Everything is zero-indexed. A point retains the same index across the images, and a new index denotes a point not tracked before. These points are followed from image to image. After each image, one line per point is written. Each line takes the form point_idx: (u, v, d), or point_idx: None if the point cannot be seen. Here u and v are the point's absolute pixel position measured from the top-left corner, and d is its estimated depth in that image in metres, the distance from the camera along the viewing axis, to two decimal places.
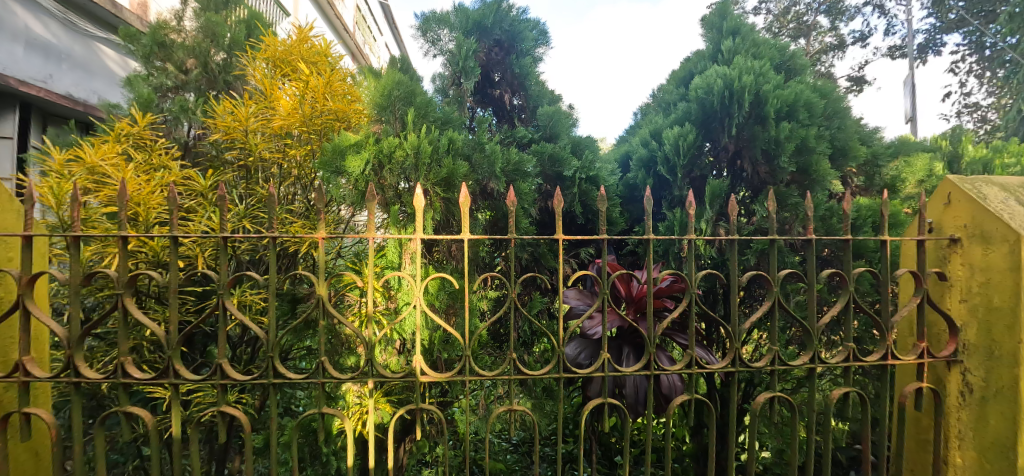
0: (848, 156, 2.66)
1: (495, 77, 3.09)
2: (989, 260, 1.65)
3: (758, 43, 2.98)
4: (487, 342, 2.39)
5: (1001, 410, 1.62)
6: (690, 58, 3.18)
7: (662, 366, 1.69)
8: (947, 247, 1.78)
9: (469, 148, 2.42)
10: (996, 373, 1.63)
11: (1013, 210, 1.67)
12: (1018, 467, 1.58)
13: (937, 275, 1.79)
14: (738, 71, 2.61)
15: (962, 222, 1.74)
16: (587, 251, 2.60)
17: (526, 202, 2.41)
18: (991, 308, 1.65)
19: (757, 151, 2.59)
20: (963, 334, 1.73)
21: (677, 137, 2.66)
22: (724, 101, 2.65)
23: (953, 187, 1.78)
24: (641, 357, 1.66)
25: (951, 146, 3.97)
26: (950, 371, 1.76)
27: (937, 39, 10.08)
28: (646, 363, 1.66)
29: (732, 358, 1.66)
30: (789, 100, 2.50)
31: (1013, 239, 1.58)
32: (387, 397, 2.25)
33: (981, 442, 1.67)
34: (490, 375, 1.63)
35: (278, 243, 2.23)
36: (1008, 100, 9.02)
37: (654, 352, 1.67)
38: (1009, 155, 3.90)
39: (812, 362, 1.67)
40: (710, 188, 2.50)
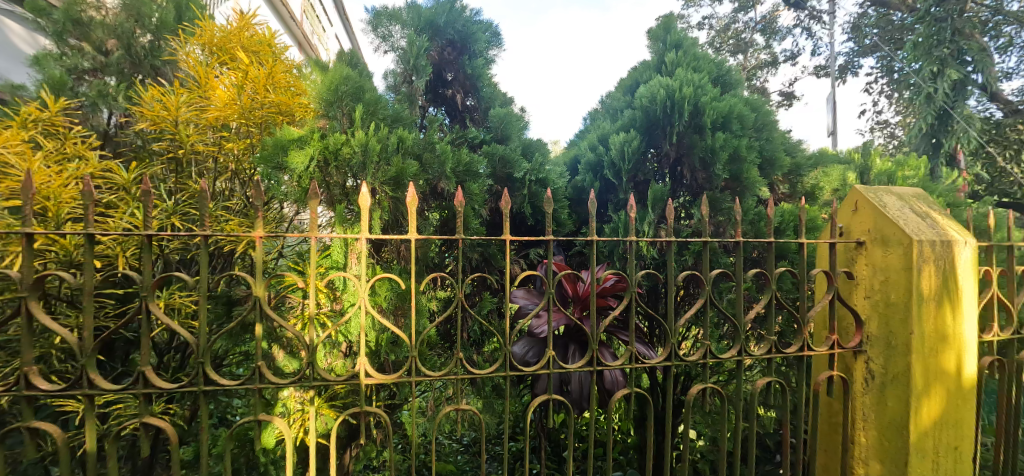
0: (774, 166, 2.88)
1: (448, 77, 3.08)
2: (887, 261, 1.86)
3: (698, 57, 3.17)
4: (436, 343, 2.38)
5: (897, 394, 1.83)
6: (636, 68, 3.32)
7: (603, 362, 1.75)
8: (854, 250, 1.99)
9: (420, 147, 2.39)
10: (893, 361, 1.84)
11: (907, 216, 1.89)
12: (910, 444, 1.78)
13: (846, 274, 1.99)
14: (679, 83, 2.76)
15: (866, 227, 1.94)
16: (536, 251, 2.65)
17: (476, 202, 2.42)
18: (889, 303, 1.86)
19: (695, 158, 2.76)
20: (867, 327, 1.93)
21: (622, 143, 2.77)
22: (666, 110, 2.80)
23: (859, 196, 1.98)
24: (584, 354, 1.72)
25: (863, 159, 4.40)
26: (857, 361, 1.96)
27: (854, 62, 11.14)
28: (588, 360, 1.72)
29: (668, 353, 1.75)
30: (724, 112, 2.68)
31: (907, 243, 1.79)
32: (331, 402, 2.20)
33: (880, 422, 1.88)
34: (437, 375, 1.60)
35: (212, 242, 2.11)
36: (911, 119, 10.13)
37: (597, 348, 1.72)
38: (909, 168, 4.40)
39: (740, 355, 1.80)
40: (652, 193, 2.63)
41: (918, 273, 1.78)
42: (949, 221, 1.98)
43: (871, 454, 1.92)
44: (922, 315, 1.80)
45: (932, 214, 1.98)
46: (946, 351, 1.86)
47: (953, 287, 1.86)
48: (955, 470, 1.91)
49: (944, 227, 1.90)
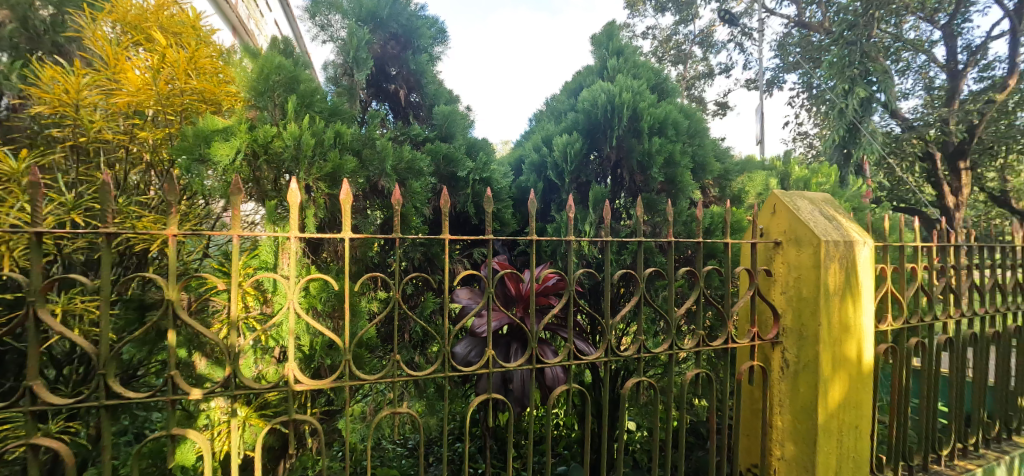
0: (706, 170, 3.05)
1: (391, 71, 2.99)
2: (800, 259, 2.02)
3: (638, 65, 3.29)
4: (376, 346, 2.31)
5: (807, 381, 1.99)
6: (580, 72, 3.41)
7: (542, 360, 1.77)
8: (772, 249, 2.15)
9: (359, 143, 2.30)
10: (804, 350, 2.01)
11: (817, 218, 2.07)
12: (818, 426, 1.96)
13: (765, 272, 2.15)
14: (619, 88, 2.86)
15: (782, 228, 2.11)
16: (480, 251, 2.64)
17: (419, 201, 2.37)
18: (801, 298, 2.02)
19: (634, 162, 2.86)
20: (783, 320, 2.10)
21: (565, 144, 2.83)
22: (607, 114, 2.89)
23: (777, 200, 2.15)
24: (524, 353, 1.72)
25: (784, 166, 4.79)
26: (774, 351, 2.13)
27: (779, 77, 12.12)
28: (528, 358, 1.72)
29: (605, 349, 1.81)
30: (660, 118, 2.80)
31: (815, 243, 1.96)
32: (262, 411, 2.08)
33: (794, 407, 2.05)
34: (373, 379, 1.52)
35: (121, 240, 1.92)
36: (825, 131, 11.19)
37: (537, 346, 1.74)
38: (823, 175, 4.84)
39: (671, 349, 1.89)
40: (593, 194, 2.70)
41: (825, 270, 1.95)
42: (852, 223, 2.19)
43: (786, 436, 2.09)
44: (828, 309, 1.97)
45: (838, 217, 2.18)
46: (848, 341, 2.05)
47: (854, 283, 2.05)
48: (855, 447, 2.11)
49: (847, 229, 2.10)
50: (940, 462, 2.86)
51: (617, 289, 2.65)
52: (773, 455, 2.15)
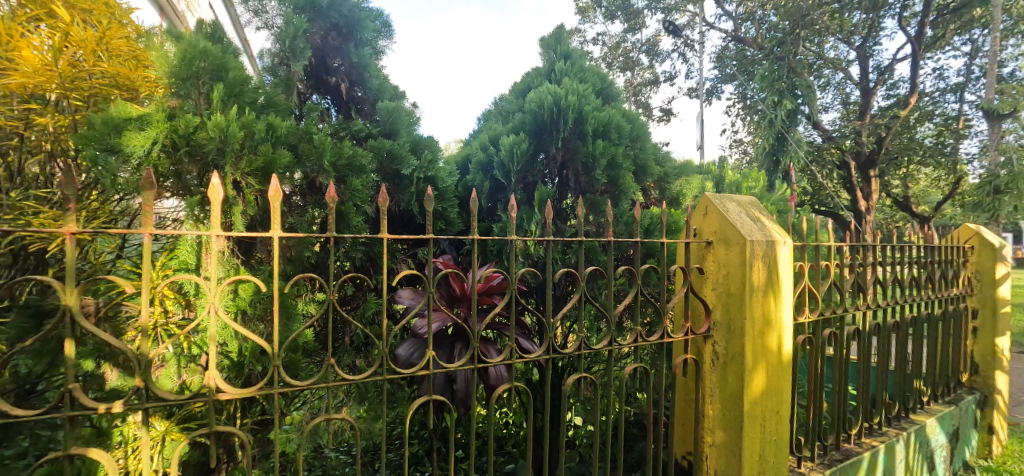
0: (646, 173, 3.16)
1: (333, 63, 2.86)
2: (729, 258, 2.15)
3: (584, 69, 3.37)
4: (313, 350, 2.20)
5: (734, 372, 2.13)
6: (528, 74, 3.44)
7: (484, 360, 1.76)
8: (704, 248, 2.28)
9: (295, 137, 2.18)
10: (731, 343, 2.15)
11: (743, 220, 2.21)
12: (744, 413, 2.09)
13: (698, 270, 2.27)
14: (565, 91, 2.92)
15: (713, 229, 2.24)
16: (425, 251, 2.59)
17: (360, 199, 2.28)
18: (729, 294, 2.16)
19: (578, 163, 2.91)
20: (713, 315, 2.23)
21: (512, 144, 2.84)
22: (553, 116, 2.93)
23: (708, 201, 2.28)
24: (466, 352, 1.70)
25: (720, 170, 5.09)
26: (705, 344, 2.25)
27: (717, 87, 12.90)
28: (470, 358, 1.71)
29: (547, 347, 1.83)
30: (604, 121, 2.87)
31: (742, 242, 2.09)
32: (185, 424, 1.93)
33: (723, 396, 2.18)
34: (304, 385, 1.41)
35: (16, 240, 1.72)
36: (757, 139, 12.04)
37: (479, 346, 1.72)
38: (753, 180, 5.20)
39: (610, 345, 1.95)
40: (539, 194, 2.72)
41: (750, 267, 2.09)
42: (774, 225, 2.36)
43: (716, 424, 2.22)
44: (753, 304, 2.11)
45: (761, 218, 2.34)
46: (770, 333, 2.21)
47: (775, 280, 2.21)
48: (777, 432, 2.28)
49: (769, 230, 2.26)
50: (850, 442, 3.15)
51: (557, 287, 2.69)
52: (704, 442, 2.28)
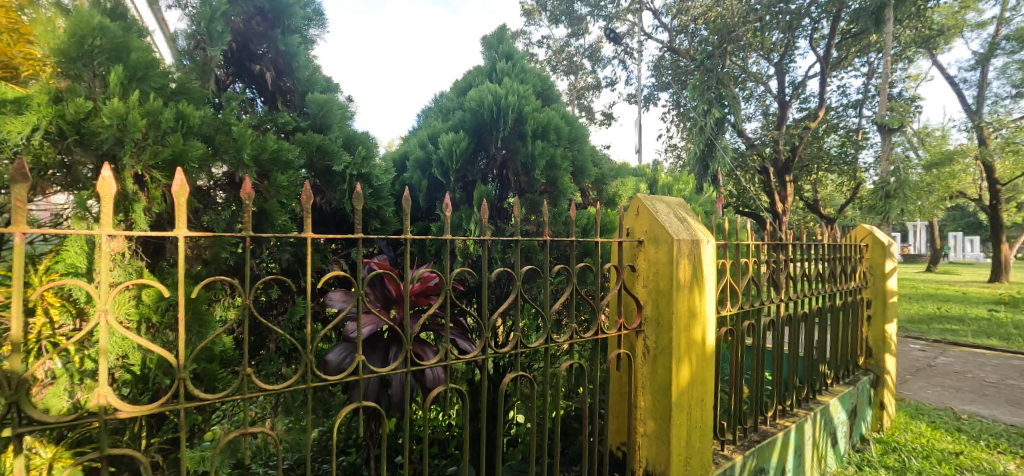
0: (584, 174, 3.20)
1: (258, 51, 2.64)
2: (658, 256, 2.25)
3: (525, 70, 3.39)
4: (233, 360, 2.03)
5: (663, 365, 2.23)
6: (470, 72, 3.40)
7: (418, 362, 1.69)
8: (636, 247, 2.37)
9: (211, 127, 1.99)
10: (661, 337, 2.25)
11: (671, 220, 2.32)
12: (672, 403, 2.20)
13: (630, 268, 2.36)
14: (505, 91, 2.91)
15: (644, 228, 2.33)
16: (358, 251, 2.47)
17: (286, 196, 2.13)
18: (659, 290, 2.26)
19: (518, 163, 2.91)
20: (644, 311, 2.32)
21: (451, 142, 2.78)
22: (493, 115, 2.91)
23: (640, 202, 2.37)
24: (398, 356, 1.63)
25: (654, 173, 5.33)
26: (637, 339, 2.35)
27: (653, 94, 13.58)
28: (403, 361, 1.64)
29: (483, 347, 1.81)
30: (543, 122, 2.89)
31: (669, 241, 2.19)
32: (77, 447, 1.71)
33: (653, 388, 2.28)
34: (218, 398, 1.25)
35: None
36: (689, 144, 12.78)
37: (413, 348, 1.66)
38: (684, 183, 5.51)
39: (546, 343, 1.98)
40: (478, 193, 2.69)
41: (677, 265, 2.20)
42: (699, 224, 2.50)
43: (648, 414, 2.32)
44: (679, 300, 2.23)
45: (687, 218, 2.47)
46: (695, 327, 2.34)
47: (700, 277, 2.34)
48: (702, 419, 2.42)
49: (695, 229, 2.39)
50: (766, 424, 3.42)
51: (493, 286, 2.68)
52: (637, 432, 2.38)
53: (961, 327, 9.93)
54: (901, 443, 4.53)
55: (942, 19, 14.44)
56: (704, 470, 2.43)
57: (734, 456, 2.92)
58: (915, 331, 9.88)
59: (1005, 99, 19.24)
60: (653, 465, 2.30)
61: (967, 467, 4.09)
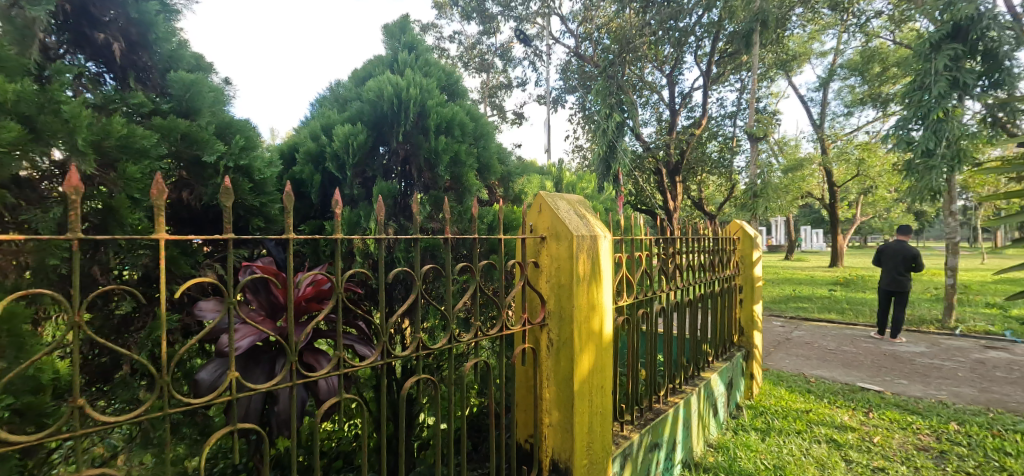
0: (490, 171, 3.14)
1: (103, 15, 2.11)
2: (559, 252, 2.31)
3: (429, 63, 3.27)
4: (69, 387, 1.67)
5: (566, 356, 2.30)
6: (370, 61, 3.20)
7: (308, 373, 1.54)
8: (539, 244, 2.41)
9: (31, 105, 1.62)
10: (563, 330, 2.32)
11: (571, 217, 2.40)
12: (574, 392, 2.28)
13: (533, 264, 2.40)
14: (407, 82, 2.78)
15: (546, 225, 2.38)
16: (237, 253, 2.18)
17: (139, 191, 1.82)
18: (560, 285, 2.32)
19: (421, 158, 2.79)
20: (547, 305, 2.38)
21: (347, 135, 2.58)
22: (393, 108, 2.75)
23: (542, 200, 2.42)
24: (282, 368, 1.46)
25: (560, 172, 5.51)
26: (542, 333, 2.40)
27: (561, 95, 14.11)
28: (288, 373, 1.47)
29: (382, 351, 1.69)
30: (447, 117, 2.80)
31: (569, 237, 2.26)
32: None
33: (557, 379, 2.35)
34: (32, 440, 1.00)
35: None
36: (594, 144, 13.49)
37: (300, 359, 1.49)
38: (587, 182, 5.77)
39: (449, 343, 1.92)
40: (377, 189, 2.53)
41: (577, 260, 2.27)
42: (597, 221, 2.61)
43: (553, 405, 2.38)
44: (579, 293, 2.31)
45: (586, 215, 2.57)
46: (594, 318, 2.44)
47: (598, 270, 2.45)
48: (602, 404, 2.55)
49: (593, 225, 2.49)
50: (660, 402, 3.71)
51: (388, 287, 2.55)
52: (543, 423, 2.43)
53: (811, 305, 11.76)
54: (767, 408, 5.21)
55: (796, 46, 16.90)
56: (605, 452, 2.56)
57: (632, 435, 3.13)
58: (778, 311, 11.49)
59: (841, 115, 23.13)
60: (559, 453, 2.37)
61: (815, 423, 4.83)
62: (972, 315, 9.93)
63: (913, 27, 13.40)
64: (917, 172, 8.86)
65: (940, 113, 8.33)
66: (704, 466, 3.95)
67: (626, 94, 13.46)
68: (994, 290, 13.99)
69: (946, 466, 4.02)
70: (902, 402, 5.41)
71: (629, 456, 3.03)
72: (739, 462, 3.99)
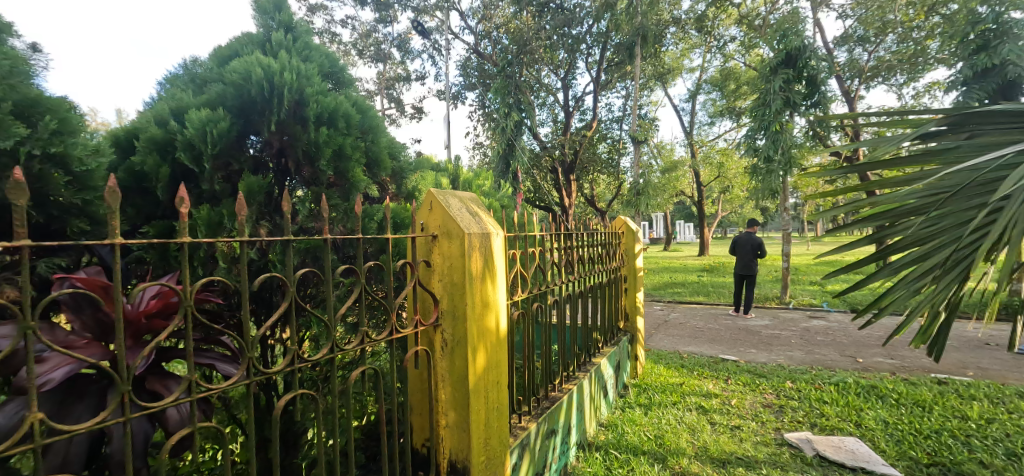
0: (380, 167, 2.93)
1: None
2: (451, 251, 2.26)
3: (309, 46, 2.98)
4: None
5: (460, 355, 2.27)
6: (237, 38, 2.81)
7: (147, 404, 1.29)
8: (430, 242, 2.33)
9: None
10: (457, 329, 2.28)
11: (463, 214, 2.37)
12: (470, 391, 2.26)
13: (425, 264, 2.32)
14: (280, 66, 2.49)
15: (437, 223, 2.31)
16: (52, 262, 1.76)
17: None
18: (453, 285, 2.28)
19: (298, 151, 2.52)
20: (441, 305, 2.32)
21: (204, 122, 2.24)
22: (263, 93, 2.45)
23: (432, 197, 2.34)
24: (107, 402, 1.20)
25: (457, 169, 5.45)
26: (435, 334, 2.33)
27: None
28: (117, 407, 1.22)
29: (246, 367, 1.48)
30: (329, 107, 2.57)
31: (461, 236, 2.23)
32: None
33: (452, 379, 2.31)
34: None
35: None
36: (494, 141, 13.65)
37: (134, 388, 1.24)
38: (485, 180, 5.79)
39: (330, 353, 1.76)
40: (244, 184, 2.23)
41: (469, 258, 2.25)
42: (490, 218, 2.61)
43: (449, 406, 2.34)
44: (472, 291, 2.29)
45: (479, 213, 2.56)
46: (488, 315, 2.45)
47: (490, 267, 2.46)
48: (498, 399, 2.57)
49: (485, 223, 2.49)
50: (555, 390, 3.87)
51: (254, 295, 2.28)
52: (439, 425, 2.37)
53: (683, 289, 13.25)
54: (649, 384, 5.73)
55: (670, 60, 18.85)
56: (502, 446, 2.59)
57: (529, 425, 3.21)
58: (658, 296, 12.76)
59: (705, 123, 26.38)
60: (457, 453, 2.33)
61: (688, 393, 5.43)
62: (801, 292, 12.01)
63: (759, 52, 15.77)
64: (762, 175, 10.42)
65: (778, 126, 9.91)
66: (597, 445, 4.21)
67: (524, 94, 13.85)
68: (816, 271, 17.11)
69: (784, 418, 4.79)
70: (753, 368, 6.33)
71: (527, 446, 3.10)
72: (626, 436, 4.33)
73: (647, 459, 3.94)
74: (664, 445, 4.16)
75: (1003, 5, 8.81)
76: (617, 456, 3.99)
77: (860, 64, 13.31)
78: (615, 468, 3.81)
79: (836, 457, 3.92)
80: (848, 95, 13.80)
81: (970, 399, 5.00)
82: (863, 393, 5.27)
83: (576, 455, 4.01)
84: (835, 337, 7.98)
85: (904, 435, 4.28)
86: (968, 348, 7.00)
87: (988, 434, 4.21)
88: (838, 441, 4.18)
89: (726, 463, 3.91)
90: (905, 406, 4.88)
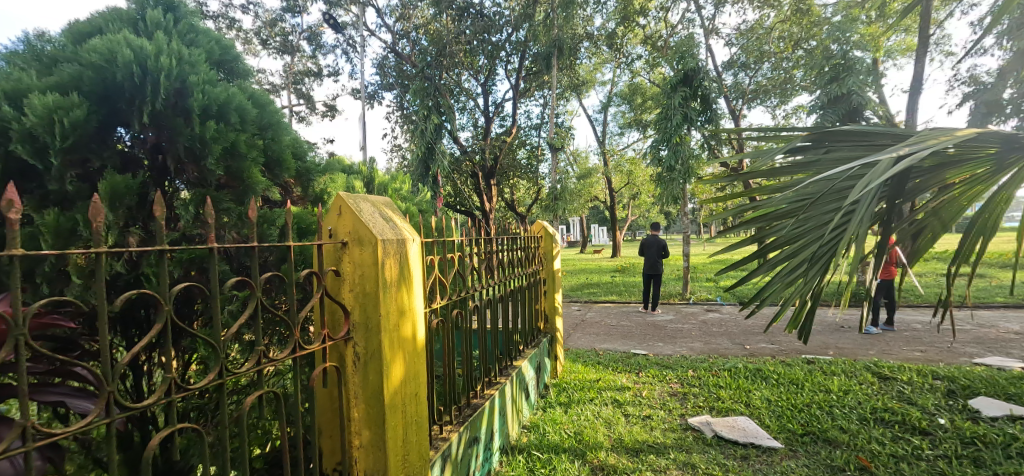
0: (282, 167, 2.65)
1: None
2: (363, 257, 2.11)
3: (196, 30, 2.64)
4: None
5: (374, 369, 2.12)
6: (100, 13, 2.40)
7: None
8: (339, 250, 2.16)
9: None
10: (370, 340, 2.13)
11: (375, 219, 2.23)
12: (385, 406, 2.12)
13: (334, 272, 2.15)
14: (155, 48, 2.17)
15: (347, 229, 2.15)
16: None
17: None
18: (365, 294, 2.13)
19: (180, 148, 2.21)
20: (352, 317, 2.16)
21: (48, 109, 1.87)
22: (134, 79, 2.11)
23: (342, 201, 2.18)
24: None
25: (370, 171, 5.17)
26: (347, 348, 2.17)
27: None
28: None
29: (105, 404, 1.20)
30: (218, 99, 2.28)
31: (373, 242, 2.08)
32: None
33: (366, 394, 2.15)
34: None
35: None
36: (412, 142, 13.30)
37: None
38: (400, 183, 5.57)
39: (219, 378, 1.53)
40: (106, 185, 1.90)
41: (382, 266, 2.11)
42: (405, 223, 2.49)
43: (362, 423, 2.17)
44: (386, 300, 2.15)
45: (393, 218, 2.43)
46: (404, 324, 2.32)
47: (407, 275, 2.35)
48: (417, 411, 2.44)
49: (399, 228, 2.36)
50: (477, 396, 3.79)
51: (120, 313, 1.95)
52: (352, 446, 2.19)
53: (598, 290, 13.89)
54: (568, 383, 5.87)
55: (583, 73, 19.76)
56: (421, 460, 2.46)
57: (451, 435, 3.10)
58: (575, 297, 13.21)
59: (615, 134, 28.06)
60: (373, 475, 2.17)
61: (604, 389, 5.66)
62: (700, 288, 13.15)
63: (661, 71, 17.09)
64: (665, 182, 11.26)
65: (677, 138, 10.79)
66: (519, 448, 4.20)
67: (444, 97, 13.69)
68: (712, 269, 18.86)
69: (687, 404, 5.17)
70: (660, 360, 6.77)
71: (449, 457, 2.99)
72: (547, 436, 4.38)
73: (567, 456, 4.01)
74: (583, 440, 4.28)
75: (849, 44, 10.43)
76: (539, 457, 4.02)
77: (742, 86, 14.98)
78: (538, 468, 3.84)
79: (730, 435, 4.30)
80: (734, 113, 15.42)
81: (832, 374, 5.79)
82: (751, 376, 5.87)
83: (499, 460, 3.97)
84: (728, 328, 8.81)
85: (783, 410, 4.82)
86: (830, 332, 8.10)
87: (846, 403, 4.90)
88: (732, 421, 4.60)
89: (639, 451, 4.12)
90: (784, 384, 5.51)
